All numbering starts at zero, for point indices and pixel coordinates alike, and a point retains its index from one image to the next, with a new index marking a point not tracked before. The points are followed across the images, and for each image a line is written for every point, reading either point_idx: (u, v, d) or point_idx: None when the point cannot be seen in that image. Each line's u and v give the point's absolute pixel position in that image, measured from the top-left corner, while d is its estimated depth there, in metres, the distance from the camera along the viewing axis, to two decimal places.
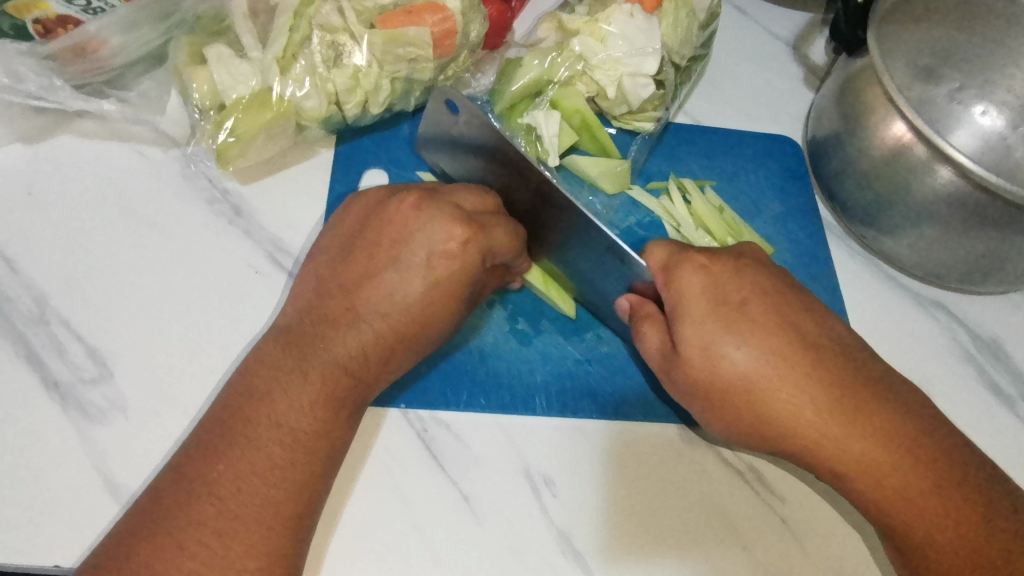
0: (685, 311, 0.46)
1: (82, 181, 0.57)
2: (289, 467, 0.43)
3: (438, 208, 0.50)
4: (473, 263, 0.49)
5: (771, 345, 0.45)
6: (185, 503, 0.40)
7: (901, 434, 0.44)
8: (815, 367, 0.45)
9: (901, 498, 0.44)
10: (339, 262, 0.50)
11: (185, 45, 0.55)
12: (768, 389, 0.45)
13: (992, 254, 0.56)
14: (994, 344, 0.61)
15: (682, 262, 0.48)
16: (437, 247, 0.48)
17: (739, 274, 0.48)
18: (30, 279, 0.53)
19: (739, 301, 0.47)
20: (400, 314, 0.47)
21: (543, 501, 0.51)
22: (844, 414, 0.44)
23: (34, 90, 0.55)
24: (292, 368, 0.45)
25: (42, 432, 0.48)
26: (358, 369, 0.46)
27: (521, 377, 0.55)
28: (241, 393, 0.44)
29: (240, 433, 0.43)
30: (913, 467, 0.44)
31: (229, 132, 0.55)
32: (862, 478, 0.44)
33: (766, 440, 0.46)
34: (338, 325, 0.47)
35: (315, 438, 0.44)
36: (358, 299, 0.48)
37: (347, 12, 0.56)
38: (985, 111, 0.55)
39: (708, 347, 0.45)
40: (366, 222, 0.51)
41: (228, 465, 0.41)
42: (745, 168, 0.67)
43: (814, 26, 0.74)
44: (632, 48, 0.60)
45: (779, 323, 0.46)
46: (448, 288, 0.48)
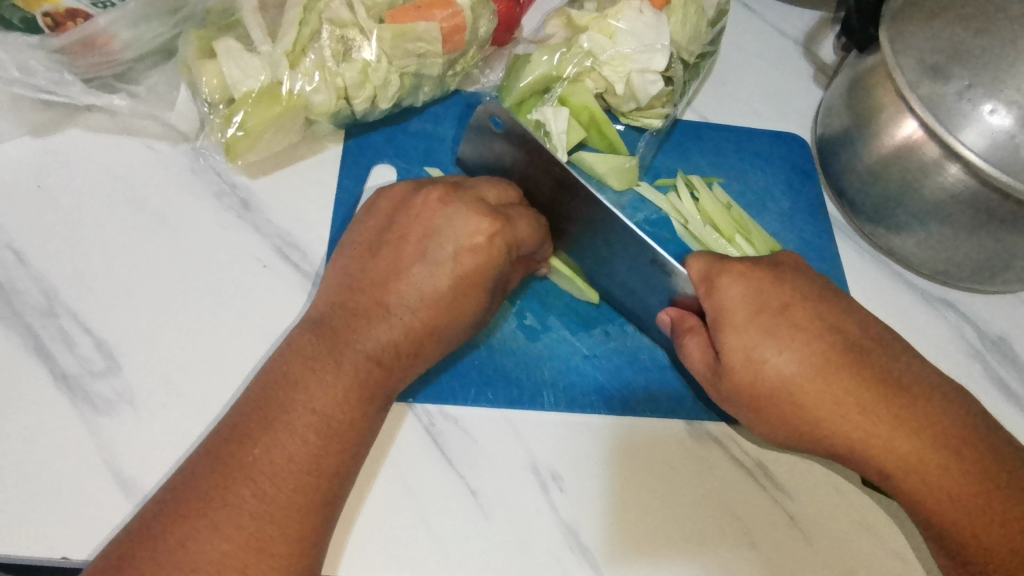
0: (727, 318, 0.47)
1: (90, 175, 0.57)
2: (322, 454, 0.43)
3: (463, 203, 0.50)
4: (500, 257, 0.49)
5: (814, 349, 0.45)
6: (218, 485, 0.40)
7: (943, 431, 0.44)
8: (855, 366, 0.45)
9: (944, 496, 0.44)
10: (367, 257, 0.50)
11: (194, 39, 0.56)
12: (812, 392, 0.45)
13: (1001, 253, 0.56)
14: (1002, 342, 0.61)
15: (726, 270, 0.48)
16: (464, 241, 0.49)
17: (778, 281, 0.48)
18: (39, 272, 0.53)
19: (779, 305, 0.47)
20: (429, 309, 0.47)
21: (551, 496, 0.51)
22: (886, 411, 0.44)
23: (43, 84, 0.55)
24: (326, 358, 0.45)
25: (51, 424, 0.48)
26: (389, 360, 0.46)
27: (529, 373, 0.55)
28: (275, 382, 0.44)
29: (276, 419, 0.43)
30: (943, 449, 0.44)
31: (238, 125, 0.55)
32: (906, 473, 0.44)
33: (811, 442, 0.46)
34: (369, 316, 0.47)
35: (348, 427, 0.44)
36: (388, 292, 0.48)
37: (357, 7, 0.56)
38: (993, 110, 0.52)
39: (750, 352, 0.46)
40: (393, 219, 0.51)
41: (264, 450, 0.42)
42: (752, 165, 0.67)
43: (822, 24, 0.74)
44: (641, 44, 0.60)
45: (819, 325, 0.47)
46: (475, 280, 0.48)
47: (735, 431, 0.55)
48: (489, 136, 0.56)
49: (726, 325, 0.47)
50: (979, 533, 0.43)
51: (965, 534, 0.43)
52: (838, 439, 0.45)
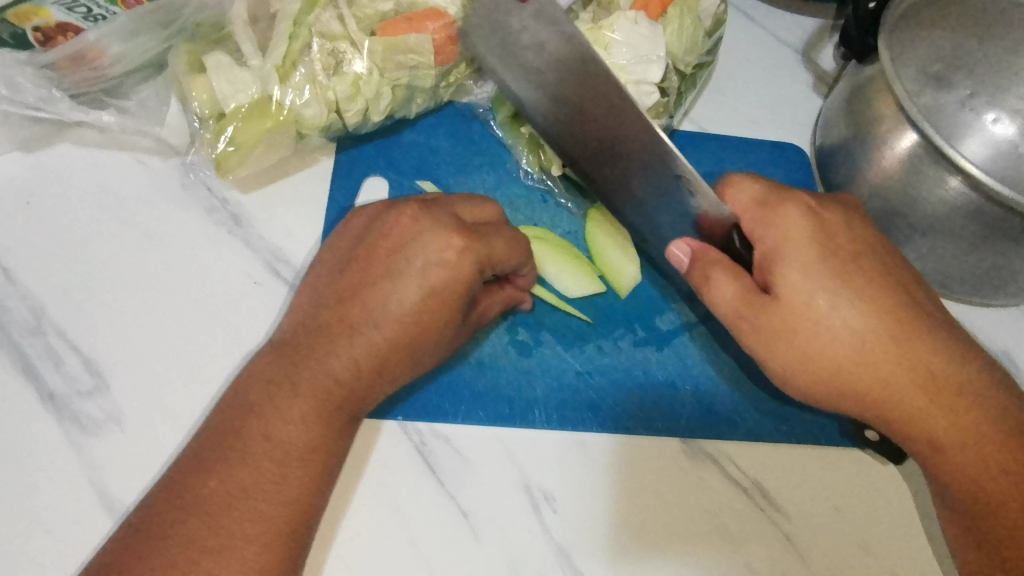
0: (796, 253, 0.46)
1: (80, 190, 0.57)
2: (280, 482, 0.42)
3: (433, 220, 0.48)
4: (472, 276, 0.47)
5: (880, 305, 0.45)
6: (177, 517, 0.40)
7: (986, 402, 0.44)
8: (914, 323, 0.45)
9: (981, 466, 0.44)
10: (336, 275, 0.49)
11: (184, 53, 0.55)
12: (875, 347, 0.44)
13: (1003, 265, 0.55)
14: (1006, 356, 0.60)
15: (793, 203, 0.48)
16: (433, 256, 0.46)
17: (851, 228, 0.48)
18: (27, 289, 0.53)
19: (850, 252, 0.46)
20: (397, 328, 0.46)
21: (543, 518, 0.50)
22: (936, 373, 0.44)
23: (32, 100, 0.54)
24: (284, 381, 0.45)
25: (37, 444, 0.47)
26: (351, 381, 0.45)
27: (520, 389, 0.54)
28: (234, 409, 0.44)
29: (233, 447, 0.42)
30: (985, 417, 0.44)
31: (228, 140, 0.54)
32: (954, 441, 0.44)
33: (852, 399, 0.46)
34: (331, 337, 0.46)
35: (309, 451, 0.43)
36: (354, 311, 0.47)
37: (348, 20, 0.56)
38: (996, 119, 0.60)
39: (814, 295, 0.45)
40: (363, 238, 0.50)
41: (219, 481, 0.41)
42: (751, 177, 0.66)
43: (822, 32, 0.73)
44: (636, 55, 0.59)
45: (881, 274, 0.46)
46: (443, 300, 0.46)
47: (730, 450, 0.54)
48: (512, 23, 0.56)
49: (784, 260, 0.46)
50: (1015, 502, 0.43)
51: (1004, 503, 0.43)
52: (883, 395, 0.45)
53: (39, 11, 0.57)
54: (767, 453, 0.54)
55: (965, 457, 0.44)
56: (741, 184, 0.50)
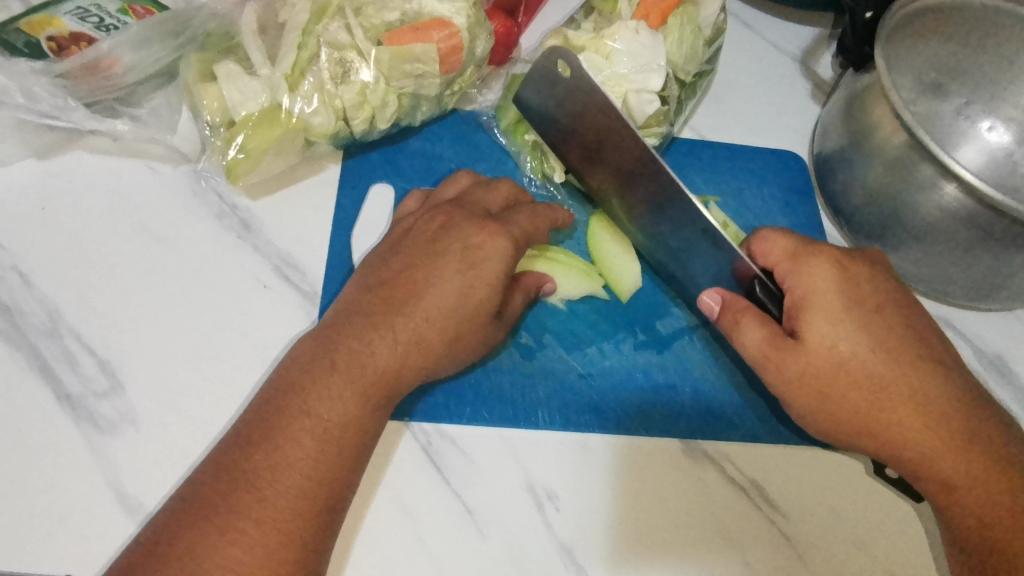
0: (823, 303, 0.47)
1: (93, 196, 0.58)
2: (322, 457, 0.43)
3: (469, 213, 0.53)
4: (508, 252, 0.50)
5: (898, 356, 0.47)
6: (224, 494, 0.41)
7: (990, 441, 0.46)
8: (932, 378, 0.47)
9: (985, 501, 0.45)
10: (376, 265, 0.52)
11: (195, 62, 0.56)
12: (889, 393, 0.46)
13: (997, 271, 0.56)
14: (999, 360, 0.61)
15: (823, 254, 0.49)
16: (471, 240, 0.50)
17: (874, 278, 0.49)
18: (43, 292, 0.54)
19: (875, 304, 0.48)
20: (436, 306, 0.48)
21: (546, 516, 0.51)
22: (950, 421, 0.46)
23: (47, 109, 0.56)
24: (322, 360, 0.46)
25: (54, 443, 0.49)
26: (388, 357, 0.47)
27: (524, 392, 0.56)
28: (278, 386, 0.45)
29: (275, 423, 0.43)
30: (998, 463, 0.46)
31: (239, 148, 0.56)
32: (967, 485, 0.46)
33: (865, 437, 0.48)
34: (371, 314, 0.48)
35: (348, 428, 0.45)
36: (394, 292, 0.49)
37: (355, 30, 0.57)
38: (992, 127, 0.62)
39: (834, 342, 0.47)
40: (402, 236, 0.53)
41: (265, 456, 0.42)
42: (749, 184, 0.67)
43: (820, 41, 0.74)
44: (637, 64, 0.60)
45: (903, 329, 0.48)
46: (482, 275, 0.49)
47: (729, 451, 0.55)
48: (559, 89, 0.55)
49: (808, 309, 0.47)
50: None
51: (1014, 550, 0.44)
52: (894, 433, 0.47)
53: (53, 21, 0.59)
54: (764, 455, 0.55)
55: (972, 499, 0.46)
56: (771, 236, 0.51)
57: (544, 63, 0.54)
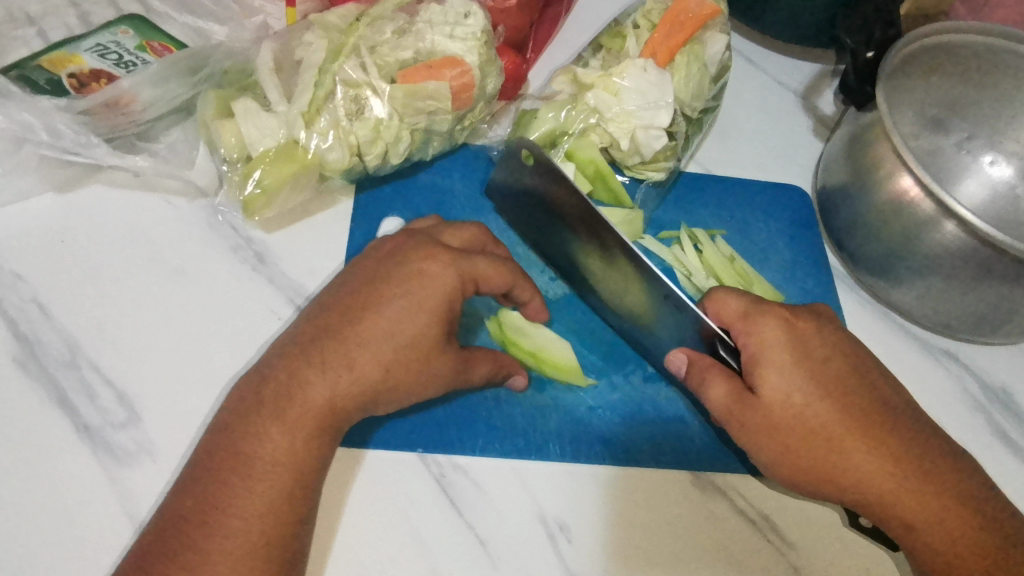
0: (773, 358, 0.48)
1: (112, 228, 0.59)
2: (255, 496, 0.43)
3: (421, 241, 0.52)
4: (451, 287, 0.50)
5: (850, 403, 0.48)
6: (169, 538, 0.42)
7: (941, 476, 0.48)
8: (884, 420, 0.48)
9: (945, 537, 0.46)
10: (329, 292, 0.52)
11: (213, 100, 0.58)
12: (847, 442, 0.47)
13: (1001, 307, 0.57)
14: (1004, 394, 0.61)
15: (769, 313, 0.50)
16: (413, 275, 0.50)
17: (820, 331, 0.51)
18: (62, 324, 0.55)
19: (821, 356, 0.50)
20: (371, 337, 0.47)
21: (558, 547, 0.51)
22: (906, 461, 0.47)
23: (69, 145, 0.56)
24: (256, 395, 0.46)
25: (70, 475, 0.49)
26: (325, 391, 0.46)
27: (535, 425, 0.56)
28: (219, 427, 0.46)
29: (213, 466, 0.44)
30: (954, 498, 0.47)
31: (256, 183, 0.57)
32: (927, 523, 0.47)
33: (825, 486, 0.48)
34: (310, 348, 0.47)
35: (281, 463, 0.44)
36: (334, 322, 0.48)
37: (369, 68, 0.58)
38: (993, 161, 0.64)
39: (790, 396, 0.48)
40: (359, 264, 0.54)
41: (201, 500, 0.43)
42: (754, 217, 0.68)
43: (823, 77, 0.76)
44: (645, 101, 0.61)
45: (853, 377, 0.50)
46: (423, 306, 0.48)
47: (740, 483, 0.56)
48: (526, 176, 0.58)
49: (762, 364, 0.48)
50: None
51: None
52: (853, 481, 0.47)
53: (73, 58, 0.60)
54: (776, 489, 0.56)
55: (933, 536, 0.47)
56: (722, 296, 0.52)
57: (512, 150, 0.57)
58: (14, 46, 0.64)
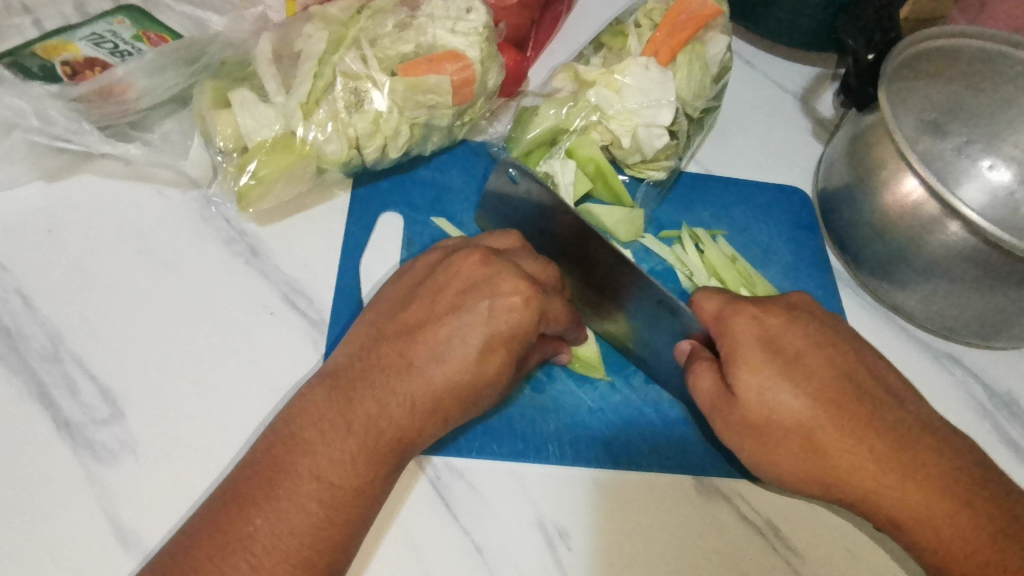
0: (743, 357, 0.47)
1: (101, 219, 0.58)
2: (325, 525, 0.42)
3: (504, 264, 0.51)
4: (533, 323, 0.49)
5: (825, 396, 0.46)
6: (217, 556, 0.40)
7: (936, 469, 0.45)
8: (862, 411, 0.47)
9: (943, 534, 0.44)
10: (397, 309, 0.51)
11: (209, 90, 0.57)
12: (823, 437, 0.46)
13: (1006, 309, 0.56)
14: (1009, 398, 0.61)
15: (743, 312, 0.49)
16: (501, 301, 0.49)
17: (793, 326, 0.49)
18: (45, 316, 0.53)
19: (795, 351, 0.48)
20: (456, 366, 0.47)
21: (557, 555, 0.50)
22: (886, 452, 0.45)
23: (61, 132, 0.56)
24: (335, 418, 0.45)
25: (49, 472, 0.47)
26: (404, 422, 0.46)
27: (534, 425, 0.55)
28: (285, 442, 0.44)
29: (279, 486, 0.43)
30: (943, 492, 0.45)
31: (251, 174, 0.56)
32: (915, 516, 0.45)
33: (815, 484, 0.47)
34: (391, 370, 0.47)
35: (355, 495, 0.44)
36: (414, 347, 0.48)
37: (370, 60, 0.58)
38: (992, 166, 0.64)
39: (764, 394, 0.46)
40: (429, 277, 0.52)
41: (266, 520, 0.41)
42: (755, 218, 0.67)
43: (822, 81, 0.76)
44: (647, 99, 0.61)
45: (829, 371, 0.48)
46: (505, 340, 0.48)
47: (744, 488, 0.54)
48: (514, 197, 0.58)
49: (736, 363, 0.47)
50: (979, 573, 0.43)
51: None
52: (843, 480, 0.46)
53: (68, 46, 0.59)
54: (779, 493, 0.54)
55: (929, 531, 0.45)
56: (700, 298, 0.51)
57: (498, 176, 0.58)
58: (7, 34, 0.63)
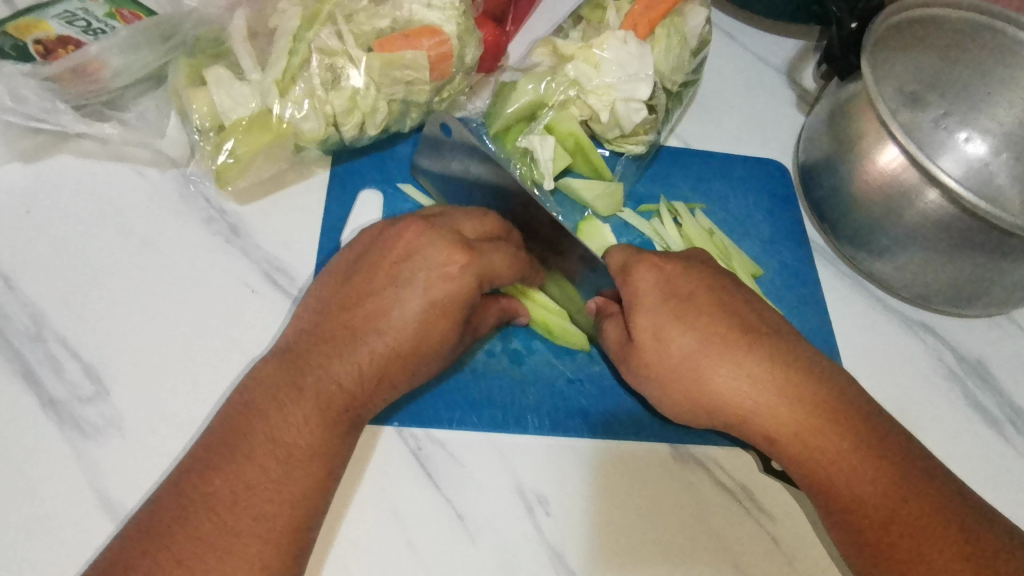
0: (638, 300, 0.49)
1: (79, 200, 0.58)
2: (285, 480, 0.43)
3: (437, 231, 0.51)
4: (471, 288, 0.49)
5: (717, 334, 0.48)
6: (182, 518, 0.41)
7: (824, 395, 0.47)
8: (748, 345, 0.48)
9: (822, 458, 0.46)
10: (340, 283, 0.51)
11: (184, 67, 0.56)
12: (709, 369, 0.48)
13: (977, 278, 0.57)
14: (980, 365, 0.62)
15: (642, 259, 0.51)
16: (436, 270, 0.49)
17: (689, 269, 0.51)
18: (28, 296, 0.53)
19: (687, 292, 0.50)
20: (396, 333, 0.48)
21: (537, 521, 0.51)
22: (779, 383, 0.47)
23: (35, 112, 0.55)
24: (287, 386, 0.46)
25: (36, 450, 0.48)
26: (353, 385, 0.47)
27: (512, 397, 0.56)
28: (237, 413, 0.45)
29: (237, 448, 0.43)
30: (843, 420, 0.46)
31: (229, 152, 0.56)
32: (800, 444, 0.47)
33: (715, 418, 0.49)
34: (332, 341, 0.48)
35: (312, 452, 0.44)
36: (355, 317, 0.48)
37: (346, 36, 0.57)
38: (969, 138, 0.64)
39: (656, 331, 0.49)
40: (369, 249, 0.52)
41: (226, 479, 0.42)
42: (734, 191, 0.68)
43: (802, 52, 0.76)
44: (625, 73, 0.61)
45: (724, 307, 0.50)
46: (444, 306, 0.48)
47: (718, 455, 0.56)
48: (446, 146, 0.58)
49: (636, 305, 0.49)
50: (869, 503, 0.44)
51: (846, 504, 0.45)
52: (733, 410, 0.48)
53: (39, 24, 0.59)
54: (752, 459, 0.56)
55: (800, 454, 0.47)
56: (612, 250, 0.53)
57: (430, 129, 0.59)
58: None
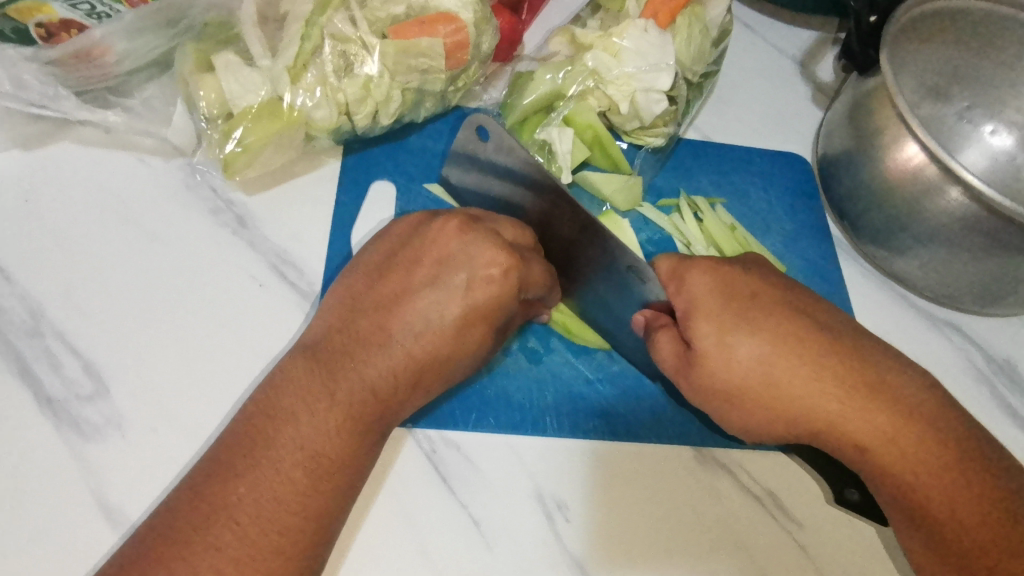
0: (698, 304, 0.47)
1: (80, 190, 0.56)
2: (310, 491, 0.41)
3: (480, 231, 0.49)
4: (511, 295, 0.48)
5: (786, 336, 0.46)
6: (199, 527, 0.39)
7: (892, 394, 0.45)
8: (818, 346, 0.46)
9: (903, 465, 0.44)
10: (374, 279, 0.49)
11: (192, 53, 0.54)
12: (781, 375, 0.45)
13: (1007, 276, 0.55)
14: (1008, 366, 0.60)
15: (694, 263, 0.49)
16: (480, 272, 0.47)
17: (745, 273, 0.50)
18: (25, 289, 0.51)
19: (747, 294, 0.48)
20: (434, 338, 0.46)
21: (556, 526, 0.49)
22: (852, 386, 0.45)
23: (35, 98, 0.53)
24: (318, 390, 0.44)
25: (34, 450, 0.46)
26: (386, 392, 0.45)
27: (531, 397, 0.54)
28: (265, 414, 0.43)
29: (263, 455, 0.41)
30: (914, 422, 0.45)
31: (237, 142, 0.54)
32: (882, 451, 0.44)
33: (785, 430, 0.46)
34: (369, 344, 0.46)
35: (339, 462, 0.43)
36: (392, 318, 0.47)
37: (360, 22, 0.55)
38: (994, 131, 0.63)
39: (723, 338, 0.46)
40: (407, 244, 0.50)
41: (249, 489, 0.40)
42: (755, 187, 0.66)
43: (823, 44, 0.74)
44: (647, 63, 0.59)
45: (783, 307, 0.48)
46: (483, 313, 0.47)
47: (742, 458, 0.54)
48: (481, 156, 0.55)
49: (698, 309, 0.47)
50: (953, 510, 0.43)
51: (935, 513, 0.44)
52: (809, 421, 0.46)
53: (43, 6, 0.56)
54: (777, 462, 0.54)
55: (887, 463, 0.44)
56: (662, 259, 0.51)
57: (464, 135, 0.55)
58: None
